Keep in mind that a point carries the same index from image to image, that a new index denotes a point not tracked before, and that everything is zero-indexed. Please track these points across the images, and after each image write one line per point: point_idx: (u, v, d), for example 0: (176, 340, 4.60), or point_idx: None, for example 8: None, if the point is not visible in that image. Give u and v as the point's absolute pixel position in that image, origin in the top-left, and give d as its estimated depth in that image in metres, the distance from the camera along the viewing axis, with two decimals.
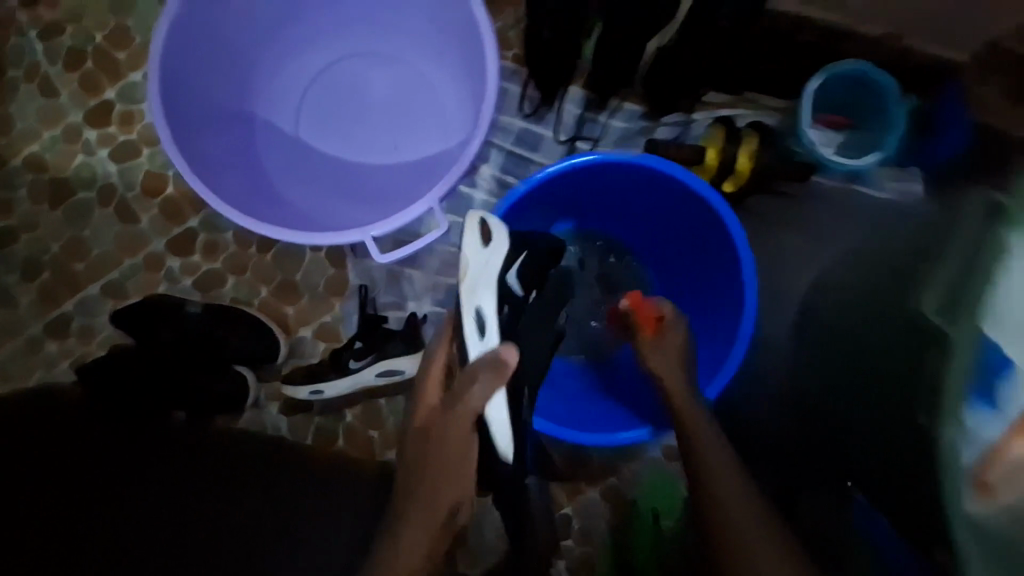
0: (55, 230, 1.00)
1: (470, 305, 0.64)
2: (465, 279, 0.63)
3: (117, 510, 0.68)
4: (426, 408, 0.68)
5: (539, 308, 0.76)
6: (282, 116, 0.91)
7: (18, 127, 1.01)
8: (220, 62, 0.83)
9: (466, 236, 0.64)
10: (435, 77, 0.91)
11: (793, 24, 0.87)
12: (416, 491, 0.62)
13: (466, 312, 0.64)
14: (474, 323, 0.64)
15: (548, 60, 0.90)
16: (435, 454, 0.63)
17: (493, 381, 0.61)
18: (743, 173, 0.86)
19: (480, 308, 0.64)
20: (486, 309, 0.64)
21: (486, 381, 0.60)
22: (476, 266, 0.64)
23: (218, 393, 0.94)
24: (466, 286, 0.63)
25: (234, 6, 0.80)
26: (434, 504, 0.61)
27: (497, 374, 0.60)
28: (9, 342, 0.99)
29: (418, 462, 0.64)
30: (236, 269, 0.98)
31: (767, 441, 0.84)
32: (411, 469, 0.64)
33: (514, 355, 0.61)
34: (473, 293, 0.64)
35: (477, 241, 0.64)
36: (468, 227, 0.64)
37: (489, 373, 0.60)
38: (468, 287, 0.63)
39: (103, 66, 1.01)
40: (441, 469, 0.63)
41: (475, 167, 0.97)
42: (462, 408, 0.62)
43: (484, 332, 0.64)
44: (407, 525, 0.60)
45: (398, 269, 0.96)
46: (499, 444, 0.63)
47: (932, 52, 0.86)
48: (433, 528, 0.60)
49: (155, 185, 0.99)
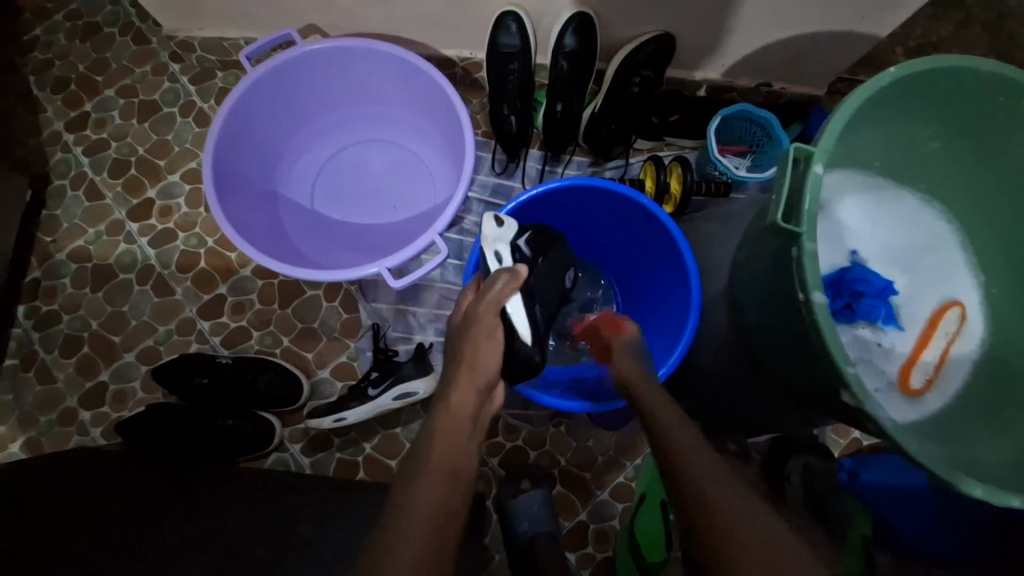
0: (96, 308, 1.16)
1: (491, 250, 0.84)
2: (487, 238, 0.84)
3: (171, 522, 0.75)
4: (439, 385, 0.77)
5: (547, 273, 0.91)
6: (301, 194, 1.13)
7: (65, 226, 1.20)
8: (253, 156, 1.04)
9: (484, 222, 0.84)
10: (423, 150, 1.14)
11: (691, 83, 1.21)
12: (424, 468, 0.68)
13: (488, 254, 0.84)
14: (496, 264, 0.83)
15: (511, 130, 1.13)
16: (468, 347, 0.76)
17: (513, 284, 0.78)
18: (676, 195, 1.07)
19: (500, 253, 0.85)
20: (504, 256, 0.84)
21: (506, 287, 0.77)
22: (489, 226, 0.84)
23: (246, 435, 1.05)
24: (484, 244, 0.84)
25: (266, 113, 1.02)
26: (467, 391, 0.75)
27: (514, 276, 0.77)
28: (49, 414, 1.12)
29: (423, 447, 0.70)
30: (260, 324, 1.14)
31: (738, 412, 0.93)
32: (447, 379, 0.77)
33: (527, 269, 0.80)
34: (494, 243, 0.84)
35: (492, 221, 0.84)
36: (485, 218, 0.85)
37: (508, 275, 0.77)
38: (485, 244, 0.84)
39: (144, 171, 1.22)
40: (474, 361, 0.75)
41: (461, 218, 1.17)
42: (471, 377, 0.75)
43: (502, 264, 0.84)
44: (421, 490, 0.65)
45: (403, 306, 1.13)
46: (520, 329, 0.78)
47: (799, 90, 1.21)
48: (445, 493, 0.65)
49: (188, 262, 1.17)
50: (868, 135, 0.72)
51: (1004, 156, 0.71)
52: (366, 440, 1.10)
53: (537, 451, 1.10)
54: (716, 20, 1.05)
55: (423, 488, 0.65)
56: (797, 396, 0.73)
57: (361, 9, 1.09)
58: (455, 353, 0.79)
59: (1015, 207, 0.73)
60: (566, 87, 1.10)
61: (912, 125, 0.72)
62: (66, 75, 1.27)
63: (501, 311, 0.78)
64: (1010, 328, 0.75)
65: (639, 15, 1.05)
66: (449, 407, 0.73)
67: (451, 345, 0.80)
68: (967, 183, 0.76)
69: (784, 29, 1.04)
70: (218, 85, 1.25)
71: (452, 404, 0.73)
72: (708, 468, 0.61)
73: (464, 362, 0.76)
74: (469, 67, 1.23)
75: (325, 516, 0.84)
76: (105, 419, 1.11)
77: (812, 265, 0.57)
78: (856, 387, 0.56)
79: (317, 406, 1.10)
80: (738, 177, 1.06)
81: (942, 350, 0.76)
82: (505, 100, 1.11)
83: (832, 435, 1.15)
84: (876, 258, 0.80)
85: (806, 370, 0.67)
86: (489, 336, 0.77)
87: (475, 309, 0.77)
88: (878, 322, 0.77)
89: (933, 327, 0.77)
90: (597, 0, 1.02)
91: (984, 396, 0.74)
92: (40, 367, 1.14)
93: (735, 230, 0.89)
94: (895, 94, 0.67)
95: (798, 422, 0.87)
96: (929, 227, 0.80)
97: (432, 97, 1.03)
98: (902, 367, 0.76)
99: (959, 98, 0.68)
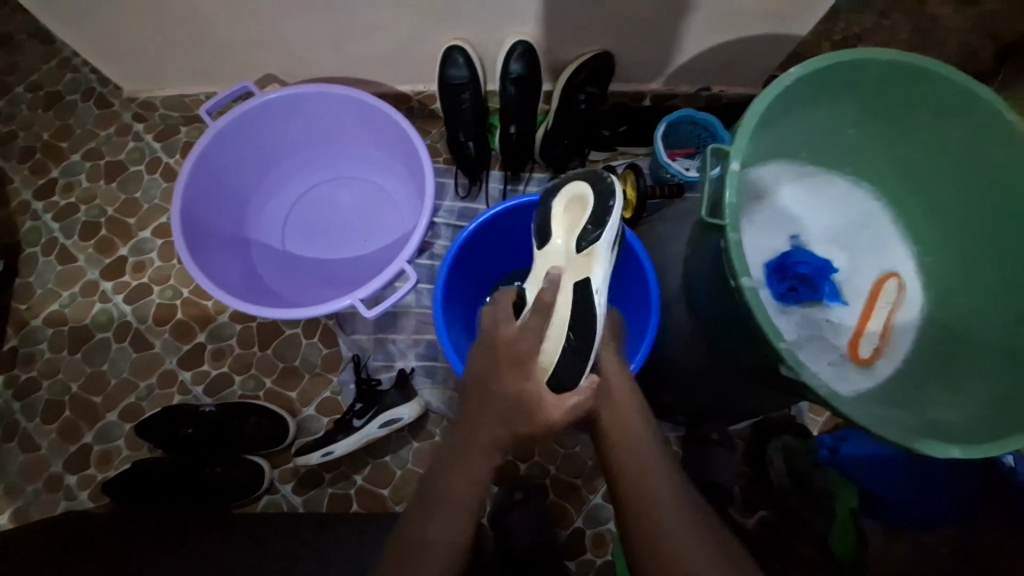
0: (76, 370, 1.16)
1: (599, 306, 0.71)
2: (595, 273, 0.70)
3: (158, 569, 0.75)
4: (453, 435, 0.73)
5: None
6: (272, 238, 1.16)
7: (38, 292, 1.20)
8: (219, 206, 1.06)
9: (606, 231, 0.70)
10: (386, 181, 1.18)
11: (635, 96, 1.29)
12: (443, 500, 0.69)
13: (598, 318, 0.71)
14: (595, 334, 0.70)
15: (470, 155, 1.18)
16: (472, 389, 0.72)
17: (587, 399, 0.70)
18: (633, 201, 1.11)
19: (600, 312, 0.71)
20: (600, 315, 0.71)
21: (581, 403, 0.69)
22: (604, 263, 0.70)
23: (236, 478, 1.06)
24: (594, 291, 0.70)
25: (227, 163, 1.05)
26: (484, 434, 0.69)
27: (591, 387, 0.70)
28: (35, 482, 1.11)
29: (435, 486, 0.71)
30: (242, 368, 1.15)
31: (709, 400, 0.97)
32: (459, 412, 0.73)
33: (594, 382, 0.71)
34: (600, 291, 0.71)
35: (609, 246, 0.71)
36: (611, 223, 0.70)
37: (572, 356, 0.69)
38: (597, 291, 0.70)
39: (116, 230, 1.24)
40: (490, 404, 0.69)
41: (431, 244, 1.21)
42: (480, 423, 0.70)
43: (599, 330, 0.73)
44: (435, 522, 0.67)
45: (382, 335, 1.16)
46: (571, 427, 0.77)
47: (738, 92, 1.28)
48: (461, 517, 0.68)
49: (165, 314, 1.19)
50: (788, 128, 0.78)
51: (914, 133, 0.77)
52: (357, 472, 1.11)
53: (527, 463, 1.12)
54: (648, 36, 1.12)
55: (438, 520, 0.67)
56: (759, 377, 0.77)
57: (315, 55, 1.15)
58: (471, 393, 0.72)
59: (936, 175, 0.79)
60: (517, 111, 1.16)
61: (829, 114, 0.78)
62: (31, 144, 1.29)
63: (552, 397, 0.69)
64: (947, 291, 0.80)
65: (579, 37, 1.12)
66: (468, 458, 0.70)
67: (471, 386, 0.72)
68: (886, 163, 0.82)
69: (711, 38, 1.12)
70: (182, 140, 1.29)
71: (468, 439, 0.70)
72: (693, 549, 0.64)
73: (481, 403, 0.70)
74: (425, 100, 1.28)
75: (318, 551, 0.84)
76: (92, 481, 1.11)
77: (738, 253, 0.62)
78: (793, 361, 0.60)
79: (305, 442, 1.11)
80: (689, 178, 1.11)
81: (886, 319, 0.81)
82: (461, 127, 1.17)
83: (809, 414, 1.15)
84: (818, 240, 0.85)
85: (758, 356, 0.71)
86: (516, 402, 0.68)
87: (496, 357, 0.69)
88: (824, 300, 0.82)
89: (875, 298, 0.83)
90: (535, 28, 1.09)
91: (930, 357, 0.79)
92: (22, 435, 1.13)
93: (686, 226, 0.93)
94: (806, 87, 0.73)
95: (768, 402, 0.90)
96: (861, 207, 0.86)
97: (389, 129, 1.07)
98: (852, 341, 0.81)
99: (867, 86, 0.74)
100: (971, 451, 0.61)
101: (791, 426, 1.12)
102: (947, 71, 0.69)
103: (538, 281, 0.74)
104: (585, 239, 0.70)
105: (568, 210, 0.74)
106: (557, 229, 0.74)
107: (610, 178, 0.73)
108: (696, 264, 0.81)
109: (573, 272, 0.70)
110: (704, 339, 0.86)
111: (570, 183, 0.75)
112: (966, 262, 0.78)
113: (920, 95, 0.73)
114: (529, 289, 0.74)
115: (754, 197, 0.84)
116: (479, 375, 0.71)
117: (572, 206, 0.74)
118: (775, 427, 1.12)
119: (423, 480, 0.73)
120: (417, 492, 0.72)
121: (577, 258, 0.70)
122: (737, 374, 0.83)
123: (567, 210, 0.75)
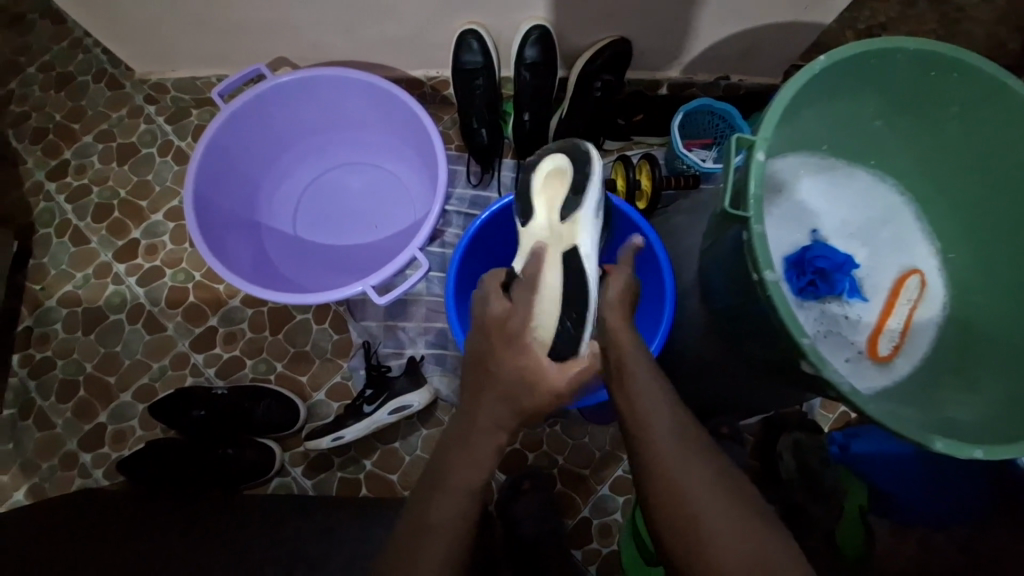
0: (90, 350, 1.18)
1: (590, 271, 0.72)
2: (581, 239, 0.72)
3: (174, 545, 0.76)
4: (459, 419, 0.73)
5: None
6: (283, 224, 1.16)
7: (52, 273, 1.21)
8: (231, 191, 1.06)
9: (586, 197, 0.73)
10: (397, 168, 1.17)
11: (651, 84, 1.26)
12: (443, 484, 0.69)
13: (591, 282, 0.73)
14: (591, 296, 0.72)
15: (483, 143, 1.17)
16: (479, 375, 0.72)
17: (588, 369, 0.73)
18: (647, 191, 1.09)
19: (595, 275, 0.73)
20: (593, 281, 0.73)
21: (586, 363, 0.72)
22: (589, 230, 0.73)
23: (248, 461, 1.07)
24: (583, 257, 0.72)
25: (239, 145, 1.05)
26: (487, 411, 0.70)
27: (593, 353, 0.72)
28: (50, 459, 1.13)
29: (438, 470, 0.70)
30: (253, 351, 1.16)
31: (721, 394, 0.97)
32: (469, 397, 0.73)
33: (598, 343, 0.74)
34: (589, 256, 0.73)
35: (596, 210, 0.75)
36: (591, 189, 0.74)
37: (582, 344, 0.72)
38: (585, 256, 0.72)
39: (128, 213, 1.24)
40: (498, 384, 0.70)
41: (442, 232, 1.20)
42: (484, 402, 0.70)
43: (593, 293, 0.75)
44: (435, 505, 0.67)
45: (392, 322, 1.16)
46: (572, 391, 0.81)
47: (758, 82, 1.26)
48: (459, 503, 0.67)
49: (177, 297, 1.19)
50: (811, 119, 0.76)
51: (943, 127, 0.75)
52: (366, 457, 1.12)
53: (535, 452, 1.12)
54: (668, 22, 1.09)
55: (438, 503, 0.67)
56: (775, 373, 0.76)
57: (328, 37, 1.13)
58: (476, 372, 0.72)
59: (962, 172, 0.77)
60: (531, 97, 1.14)
61: (854, 106, 0.76)
62: (44, 125, 1.29)
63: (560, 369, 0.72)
64: (968, 290, 0.79)
65: (597, 23, 1.10)
66: (469, 441, 0.70)
67: (475, 368, 0.72)
68: (911, 158, 0.80)
69: (732, 26, 1.09)
70: (194, 123, 1.28)
71: (470, 423, 0.71)
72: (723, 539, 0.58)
73: (487, 386, 0.70)
74: (437, 85, 1.27)
75: (329, 534, 0.85)
76: (106, 459, 1.13)
77: (762, 247, 0.61)
78: (815, 357, 0.59)
79: (316, 427, 1.12)
80: (705, 169, 1.09)
81: (906, 316, 0.80)
82: (474, 114, 1.15)
83: (820, 410, 1.15)
84: (838, 235, 0.83)
85: (775, 352, 0.70)
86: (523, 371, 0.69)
87: (501, 335, 0.71)
88: (843, 296, 0.81)
89: (896, 295, 0.81)
90: (553, 13, 1.07)
91: (951, 355, 0.78)
92: (37, 413, 1.15)
93: (703, 218, 0.92)
94: (832, 77, 0.70)
95: (780, 396, 0.90)
96: (883, 202, 0.84)
97: (402, 114, 1.05)
98: (870, 338, 0.80)
99: (897, 75, 0.72)
100: (996, 452, 0.59)
101: (801, 422, 1.11)
102: (982, 61, 0.67)
103: (525, 256, 0.77)
104: (565, 209, 0.74)
105: (548, 186, 0.79)
106: (538, 206, 0.78)
107: (585, 148, 0.77)
108: (713, 256, 0.79)
109: (560, 241, 0.74)
110: (719, 335, 0.85)
111: (547, 158, 0.79)
112: (991, 262, 0.76)
113: (952, 88, 0.71)
114: (518, 265, 0.78)
115: (774, 190, 0.82)
116: (495, 360, 0.71)
117: (552, 180, 0.79)
118: (788, 424, 1.12)
119: (428, 465, 0.73)
120: (420, 477, 0.72)
121: (562, 227, 0.74)
122: (751, 369, 0.82)
123: (548, 186, 0.79)
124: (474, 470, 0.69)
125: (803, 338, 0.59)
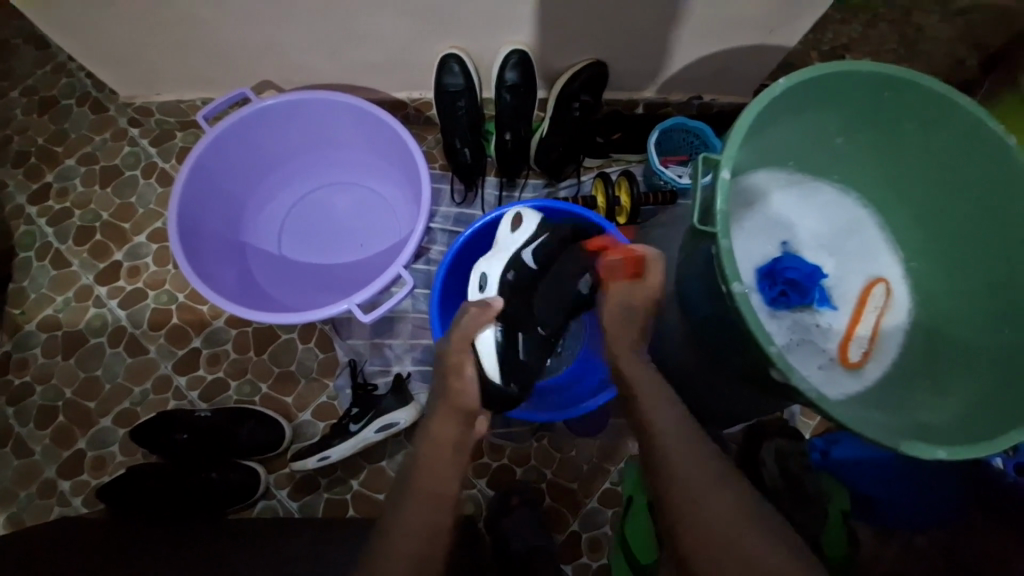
0: (69, 375, 1.16)
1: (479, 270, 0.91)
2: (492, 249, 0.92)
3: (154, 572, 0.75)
4: (432, 432, 0.76)
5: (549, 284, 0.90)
6: (269, 244, 1.16)
7: (32, 297, 1.20)
8: (216, 212, 1.07)
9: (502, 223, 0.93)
10: (382, 187, 1.19)
11: (627, 104, 1.31)
12: (414, 497, 0.70)
13: (474, 277, 0.91)
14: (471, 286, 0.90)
15: (466, 162, 1.20)
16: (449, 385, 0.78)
17: (482, 316, 0.79)
18: (626, 207, 1.12)
19: (483, 272, 0.90)
20: (480, 275, 0.90)
21: (477, 318, 0.79)
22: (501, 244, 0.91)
23: (233, 484, 1.05)
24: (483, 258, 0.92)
25: (223, 167, 1.06)
26: (450, 417, 0.77)
27: (484, 310, 0.79)
28: (28, 488, 1.10)
29: (410, 483, 0.73)
30: (237, 372, 1.15)
31: (702, 403, 0.98)
32: (430, 410, 0.80)
33: (494, 306, 0.80)
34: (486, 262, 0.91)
35: (506, 227, 0.92)
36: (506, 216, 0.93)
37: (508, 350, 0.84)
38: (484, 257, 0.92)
39: (111, 235, 1.24)
40: (455, 396, 0.77)
41: (427, 249, 1.22)
42: (445, 408, 0.77)
43: (485, 287, 0.89)
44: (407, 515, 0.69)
45: (379, 340, 1.16)
46: (487, 366, 0.82)
47: (730, 101, 1.31)
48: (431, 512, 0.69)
49: (160, 319, 1.18)
50: (776, 138, 0.80)
51: (900, 144, 0.79)
52: (353, 477, 1.11)
53: (523, 467, 1.13)
54: (642, 46, 1.14)
55: (409, 512, 0.69)
56: (752, 381, 0.78)
57: (312, 61, 1.16)
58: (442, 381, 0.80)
59: (919, 186, 0.81)
60: (512, 117, 1.18)
61: (817, 125, 0.80)
62: (26, 149, 1.29)
63: (472, 344, 0.81)
64: (931, 297, 0.82)
65: (574, 47, 1.14)
66: (438, 449, 0.74)
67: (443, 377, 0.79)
68: (873, 173, 0.84)
69: (702, 48, 1.14)
70: (179, 145, 1.29)
71: (435, 434, 0.75)
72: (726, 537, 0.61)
73: (443, 396, 0.78)
74: (421, 106, 1.29)
75: (315, 556, 0.84)
76: (85, 487, 1.10)
77: (729, 260, 0.64)
78: (783, 366, 0.61)
79: (301, 448, 1.11)
80: (681, 185, 1.13)
81: (874, 324, 0.83)
82: (456, 134, 1.18)
83: (800, 417, 1.17)
84: (807, 246, 0.87)
85: (749, 361, 0.73)
86: (461, 371, 0.78)
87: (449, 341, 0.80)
88: (813, 305, 0.84)
89: (863, 303, 0.84)
90: (531, 37, 1.11)
91: (917, 361, 0.81)
92: (14, 441, 1.12)
93: (680, 231, 0.95)
94: (794, 98, 0.74)
95: (761, 404, 0.92)
96: (849, 214, 0.88)
97: (386, 133, 1.07)
98: (841, 346, 0.83)
99: (853, 96, 0.76)
100: (959, 453, 0.62)
101: (783, 430, 1.13)
102: (931, 82, 0.71)
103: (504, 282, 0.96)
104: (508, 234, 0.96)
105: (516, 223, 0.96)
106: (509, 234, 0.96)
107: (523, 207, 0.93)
108: (688, 270, 0.82)
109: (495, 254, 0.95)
110: (697, 345, 0.88)
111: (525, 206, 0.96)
112: (950, 270, 0.80)
113: (904, 107, 0.75)
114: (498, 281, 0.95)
115: (745, 205, 0.86)
116: (451, 365, 0.79)
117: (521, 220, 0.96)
118: (767, 432, 1.13)
119: (401, 481, 0.75)
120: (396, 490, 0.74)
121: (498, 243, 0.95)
122: (728, 377, 0.85)
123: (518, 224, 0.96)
124: (448, 482, 0.72)
125: (772, 347, 0.61)
